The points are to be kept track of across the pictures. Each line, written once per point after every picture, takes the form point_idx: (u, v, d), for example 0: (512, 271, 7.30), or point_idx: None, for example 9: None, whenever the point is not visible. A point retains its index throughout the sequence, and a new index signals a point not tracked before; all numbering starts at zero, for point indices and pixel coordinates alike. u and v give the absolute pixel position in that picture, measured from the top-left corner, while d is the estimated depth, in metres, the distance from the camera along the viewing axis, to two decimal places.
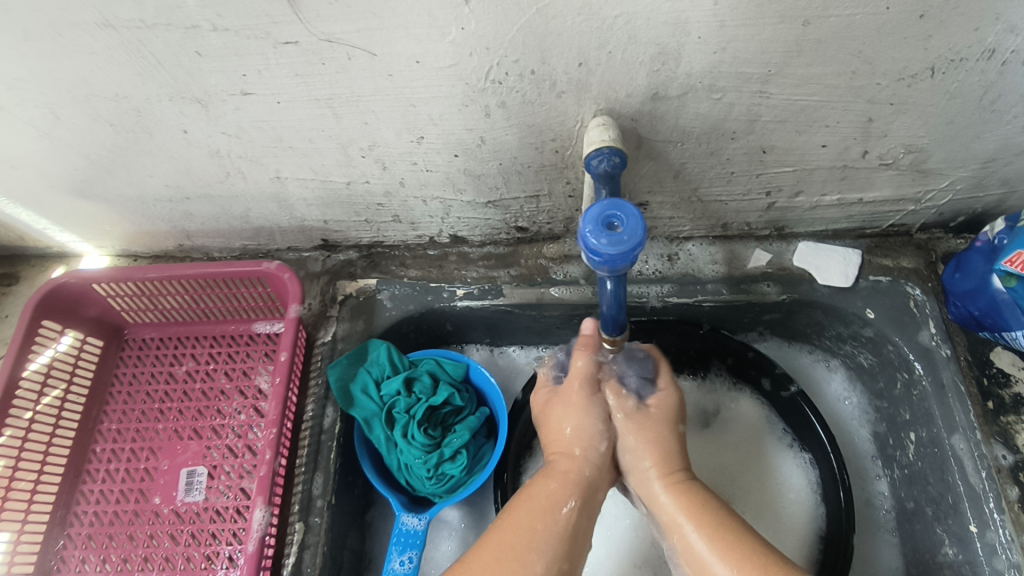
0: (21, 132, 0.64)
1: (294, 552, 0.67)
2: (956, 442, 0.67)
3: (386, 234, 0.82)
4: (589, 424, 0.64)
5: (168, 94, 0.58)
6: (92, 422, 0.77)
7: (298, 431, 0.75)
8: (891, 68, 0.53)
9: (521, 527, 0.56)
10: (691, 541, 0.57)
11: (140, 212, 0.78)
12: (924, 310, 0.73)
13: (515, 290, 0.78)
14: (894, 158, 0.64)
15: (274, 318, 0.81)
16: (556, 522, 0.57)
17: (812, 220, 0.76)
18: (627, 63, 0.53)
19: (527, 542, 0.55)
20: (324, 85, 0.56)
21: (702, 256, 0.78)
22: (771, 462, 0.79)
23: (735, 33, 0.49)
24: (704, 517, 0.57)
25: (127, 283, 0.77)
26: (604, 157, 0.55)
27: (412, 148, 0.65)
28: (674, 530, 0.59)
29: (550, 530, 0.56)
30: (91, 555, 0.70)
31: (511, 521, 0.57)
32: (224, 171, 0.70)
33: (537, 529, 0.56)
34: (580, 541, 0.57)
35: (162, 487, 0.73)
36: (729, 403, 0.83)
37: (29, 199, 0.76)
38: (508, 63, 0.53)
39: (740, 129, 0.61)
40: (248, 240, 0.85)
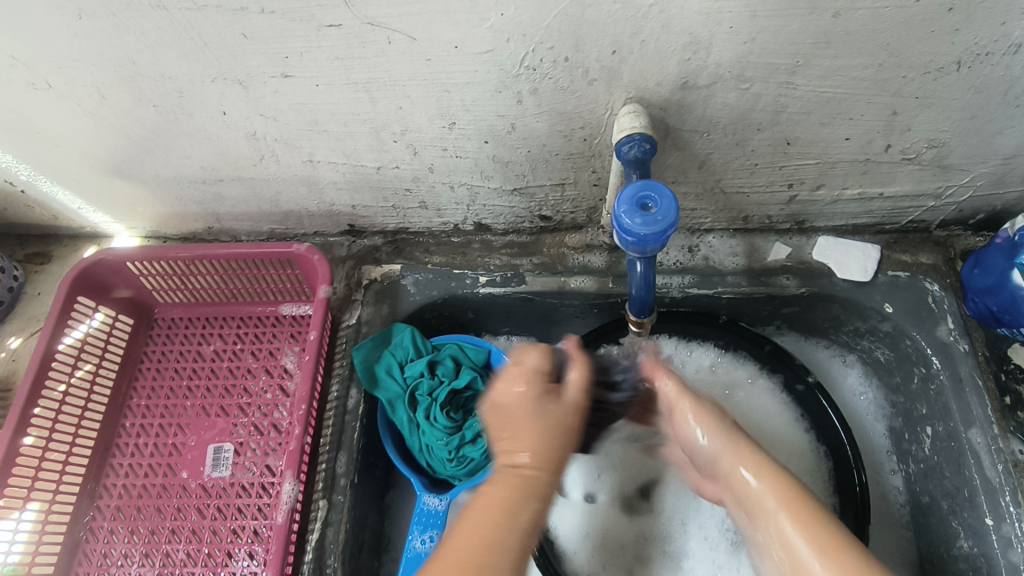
0: (66, 111, 0.66)
1: (318, 528, 0.68)
2: (973, 436, 0.68)
3: (411, 220, 0.84)
4: (547, 423, 0.53)
5: (211, 75, 0.60)
6: (122, 398, 0.79)
7: (323, 411, 0.76)
8: (917, 62, 0.54)
9: (471, 551, 0.46)
10: (783, 531, 0.51)
11: (173, 194, 0.80)
12: (942, 306, 0.74)
13: (537, 279, 0.80)
14: (916, 152, 0.65)
15: (301, 300, 0.83)
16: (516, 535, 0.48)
17: (832, 215, 0.77)
18: (659, 51, 0.54)
19: (486, 561, 0.46)
20: (363, 68, 0.58)
21: (722, 248, 0.79)
22: (798, 449, 0.79)
23: (766, 24, 0.51)
24: (798, 505, 0.51)
25: (160, 262, 0.79)
26: (635, 144, 0.57)
27: (443, 134, 0.67)
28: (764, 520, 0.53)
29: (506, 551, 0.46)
30: (119, 527, 0.71)
31: (464, 541, 0.47)
32: (259, 154, 0.71)
33: (492, 548, 0.46)
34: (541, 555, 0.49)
35: (189, 463, 0.74)
36: (747, 390, 0.82)
37: (68, 178, 0.78)
38: (543, 49, 0.55)
39: (766, 120, 0.62)
40: (276, 224, 0.87)
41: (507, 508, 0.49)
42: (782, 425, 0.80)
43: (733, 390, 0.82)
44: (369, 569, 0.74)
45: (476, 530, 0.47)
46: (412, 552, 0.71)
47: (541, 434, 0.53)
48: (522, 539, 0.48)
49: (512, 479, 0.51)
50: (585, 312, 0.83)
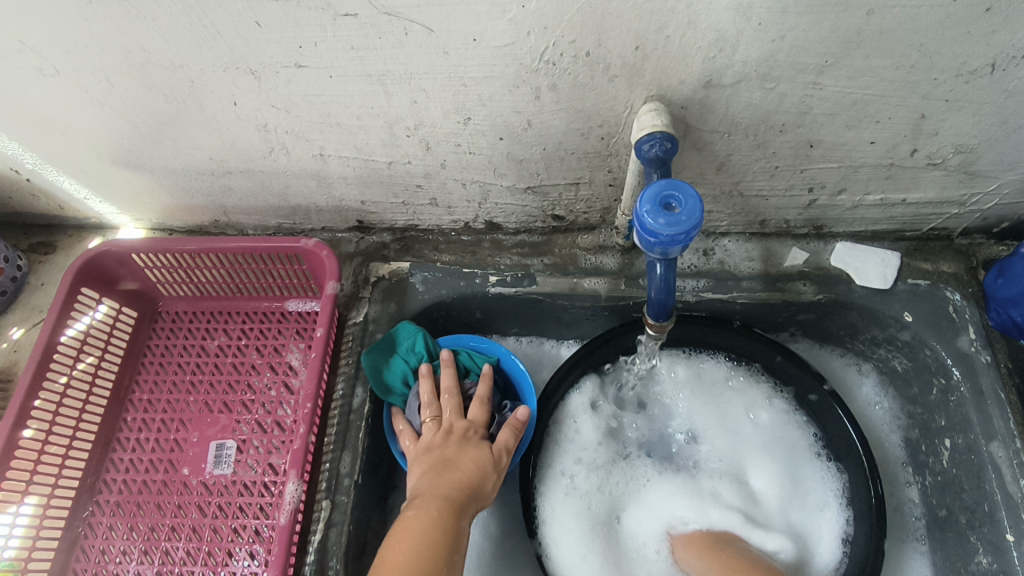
0: (74, 99, 0.65)
1: (321, 529, 0.66)
2: (994, 450, 0.66)
3: (421, 217, 0.82)
4: (478, 454, 0.65)
5: (223, 65, 0.59)
6: (124, 392, 0.78)
7: (328, 409, 0.75)
8: (951, 63, 0.53)
9: (405, 543, 0.55)
10: None
11: (180, 186, 0.79)
12: (963, 315, 0.72)
13: (548, 280, 0.78)
14: (942, 158, 0.64)
15: (308, 296, 0.82)
16: (436, 538, 0.55)
17: (852, 220, 0.75)
18: (684, 49, 0.53)
19: (410, 553, 0.54)
20: (378, 60, 0.57)
21: (738, 253, 0.78)
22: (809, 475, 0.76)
23: (796, 21, 0.49)
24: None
25: (165, 255, 0.77)
26: (656, 143, 0.55)
27: (458, 129, 0.65)
28: None
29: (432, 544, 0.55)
30: (119, 523, 0.70)
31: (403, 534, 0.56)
32: (268, 146, 0.70)
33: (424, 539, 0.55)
34: (464, 554, 0.57)
35: (191, 459, 0.73)
36: (768, 412, 0.79)
37: (74, 167, 0.77)
38: (564, 44, 0.53)
39: (789, 121, 0.60)
40: (283, 218, 0.85)
41: (441, 509, 0.58)
42: (800, 449, 0.77)
43: (752, 411, 0.80)
44: None
45: (415, 522, 0.57)
46: None
47: (464, 468, 0.63)
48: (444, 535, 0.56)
49: (437, 498, 0.59)
50: (596, 314, 0.82)
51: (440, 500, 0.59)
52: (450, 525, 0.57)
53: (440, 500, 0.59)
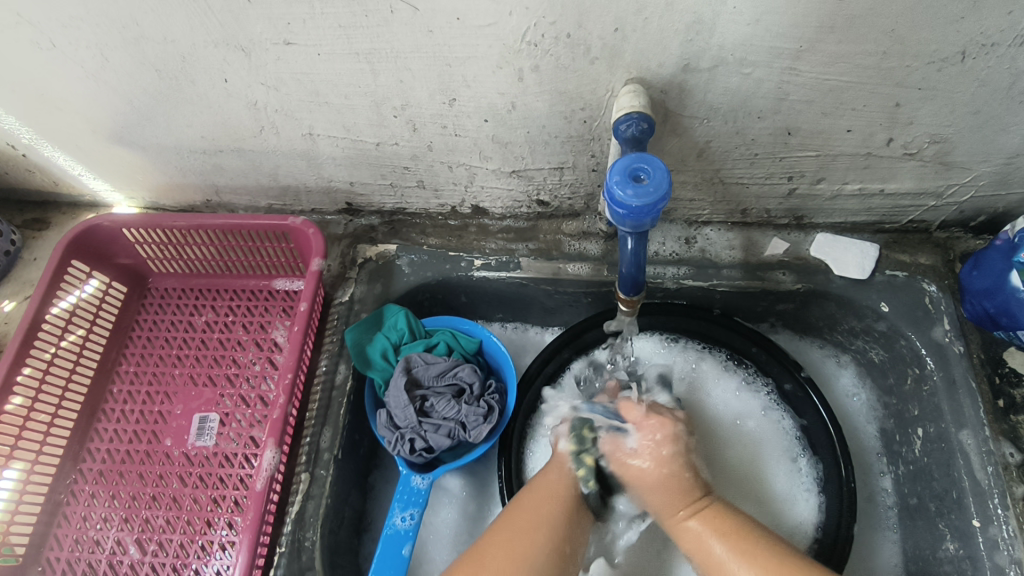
0: (69, 73, 0.66)
1: (299, 501, 0.67)
2: (964, 437, 0.67)
3: (409, 201, 0.83)
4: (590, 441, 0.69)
5: (214, 40, 0.60)
6: (111, 364, 0.79)
7: (311, 385, 0.76)
8: (922, 51, 0.54)
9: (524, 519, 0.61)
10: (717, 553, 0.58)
11: (173, 164, 0.80)
12: (939, 307, 0.73)
13: (532, 264, 0.80)
14: (917, 148, 0.65)
15: (294, 276, 0.83)
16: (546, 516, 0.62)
17: (831, 211, 0.76)
18: (662, 31, 0.54)
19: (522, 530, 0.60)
20: (365, 38, 0.58)
21: (719, 241, 0.79)
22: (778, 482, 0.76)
23: (771, 5, 0.51)
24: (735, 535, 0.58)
25: (156, 230, 0.79)
26: (633, 123, 0.56)
27: (444, 110, 0.66)
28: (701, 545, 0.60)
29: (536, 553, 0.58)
30: (100, 490, 0.71)
31: (502, 539, 0.58)
32: (258, 125, 0.71)
33: (529, 543, 0.58)
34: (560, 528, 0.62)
35: (174, 430, 0.74)
36: (756, 419, 0.80)
37: (69, 143, 0.78)
38: (545, 24, 0.55)
39: (767, 108, 0.61)
40: (273, 200, 0.86)
41: (545, 518, 0.61)
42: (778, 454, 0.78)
43: (741, 418, 0.80)
44: (348, 548, 0.73)
45: (518, 522, 0.60)
46: (391, 530, 0.68)
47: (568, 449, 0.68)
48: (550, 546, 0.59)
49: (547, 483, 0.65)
50: (578, 301, 0.83)
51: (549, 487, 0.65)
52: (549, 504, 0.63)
53: (545, 504, 0.62)
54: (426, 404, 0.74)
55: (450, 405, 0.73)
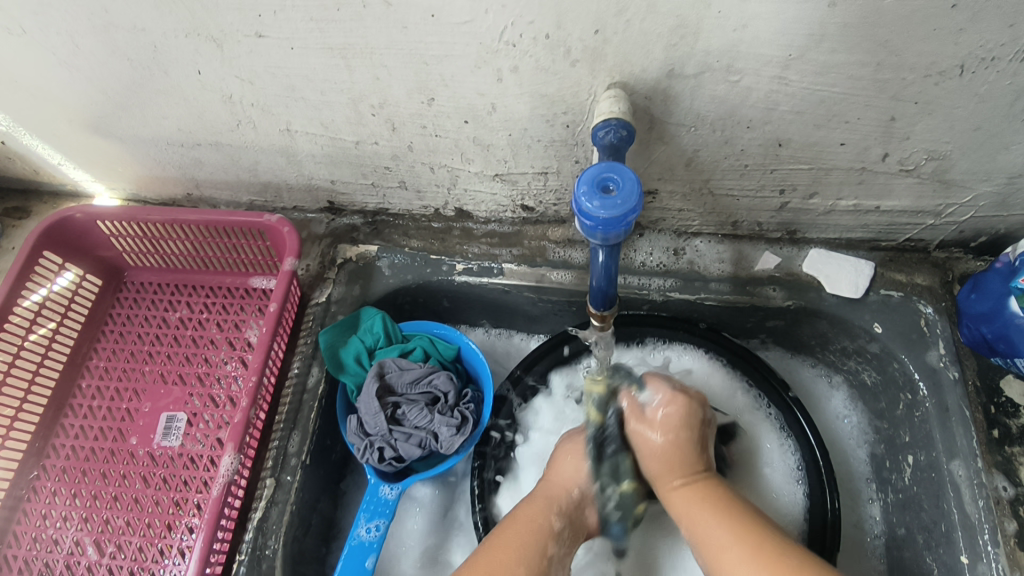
0: (41, 60, 0.65)
1: (262, 507, 0.66)
2: (955, 468, 0.64)
3: (391, 201, 0.81)
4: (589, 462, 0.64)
5: (185, 30, 0.58)
6: (82, 358, 0.78)
7: (282, 387, 0.74)
8: (918, 63, 0.51)
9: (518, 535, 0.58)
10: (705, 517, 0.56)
11: (152, 156, 0.79)
12: (935, 329, 0.70)
13: (515, 272, 0.77)
14: (915, 164, 0.62)
15: (271, 274, 0.81)
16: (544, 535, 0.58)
17: (825, 226, 0.73)
18: (645, 34, 0.51)
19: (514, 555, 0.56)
20: (338, 32, 0.56)
21: (709, 254, 0.76)
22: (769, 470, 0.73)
23: (757, 10, 0.48)
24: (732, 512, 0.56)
25: (132, 224, 0.77)
26: (612, 129, 0.54)
27: (422, 110, 0.64)
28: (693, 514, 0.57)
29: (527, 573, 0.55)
30: (63, 488, 0.69)
31: (492, 552, 0.56)
32: (235, 119, 0.70)
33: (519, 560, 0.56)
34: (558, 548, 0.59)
35: (140, 429, 0.72)
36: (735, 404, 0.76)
37: (46, 131, 0.77)
38: (522, 24, 0.52)
39: (756, 117, 0.59)
40: (255, 195, 0.85)
41: (539, 535, 0.58)
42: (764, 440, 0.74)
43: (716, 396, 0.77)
44: (315, 556, 0.71)
45: (508, 539, 0.57)
46: (356, 541, 0.66)
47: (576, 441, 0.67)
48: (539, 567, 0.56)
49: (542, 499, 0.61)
50: (563, 310, 0.81)
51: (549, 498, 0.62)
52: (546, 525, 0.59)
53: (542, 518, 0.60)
54: (398, 411, 0.72)
55: (422, 413, 0.71)
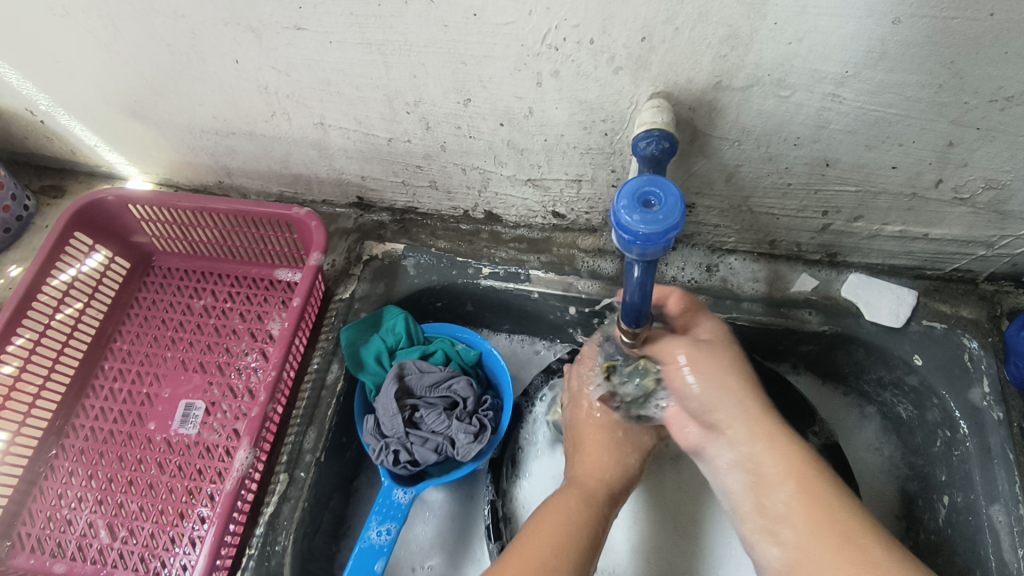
0: (84, 42, 0.65)
1: (274, 502, 0.65)
2: (995, 513, 0.61)
3: (420, 200, 0.80)
4: (611, 458, 0.61)
5: (224, 19, 0.58)
6: (106, 339, 0.78)
7: (301, 382, 0.74)
8: (983, 88, 0.49)
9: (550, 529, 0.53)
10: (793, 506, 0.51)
11: (186, 142, 0.79)
12: (979, 366, 0.67)
13: (542, 279, 0.76)
14: (970, 192, 0.59)
15: (297, 267, 0.80)
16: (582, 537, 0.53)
17: (868, 250, 0.70)
18: (693, 43, 0.49)
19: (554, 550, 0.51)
20: (377, 28, 0.55)
21: (743, 272, 0.73)
22: None
23: (815, 23, 0.46)
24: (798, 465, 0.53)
25: (162, 209, 0.77)
26: (654, 140, 0.52)
27: (458, 110, 0.63)
28: (772, 487, 0.52)
29: (558, 574, 0.49)
30: (79, 469, 0.70)
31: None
32: (270, 110, 0.69)
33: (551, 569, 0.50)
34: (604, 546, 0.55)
35: (159, 415, 0.72)
36: None
37: (85, 112, 0.77)
38: (567, 27, 0.51)
39: (805, 135, 0.56)
40: (285, 186, 0.84)
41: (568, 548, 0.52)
42: None
43: None
44: (324, 554, 0.70)
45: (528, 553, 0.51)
46: (366, 543, 0.65)
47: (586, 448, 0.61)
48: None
49: (573, 492, 0.57)
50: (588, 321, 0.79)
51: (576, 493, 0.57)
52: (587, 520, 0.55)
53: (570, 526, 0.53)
54: (416, 414, 0.71)
55: (439, 418, 0.70)
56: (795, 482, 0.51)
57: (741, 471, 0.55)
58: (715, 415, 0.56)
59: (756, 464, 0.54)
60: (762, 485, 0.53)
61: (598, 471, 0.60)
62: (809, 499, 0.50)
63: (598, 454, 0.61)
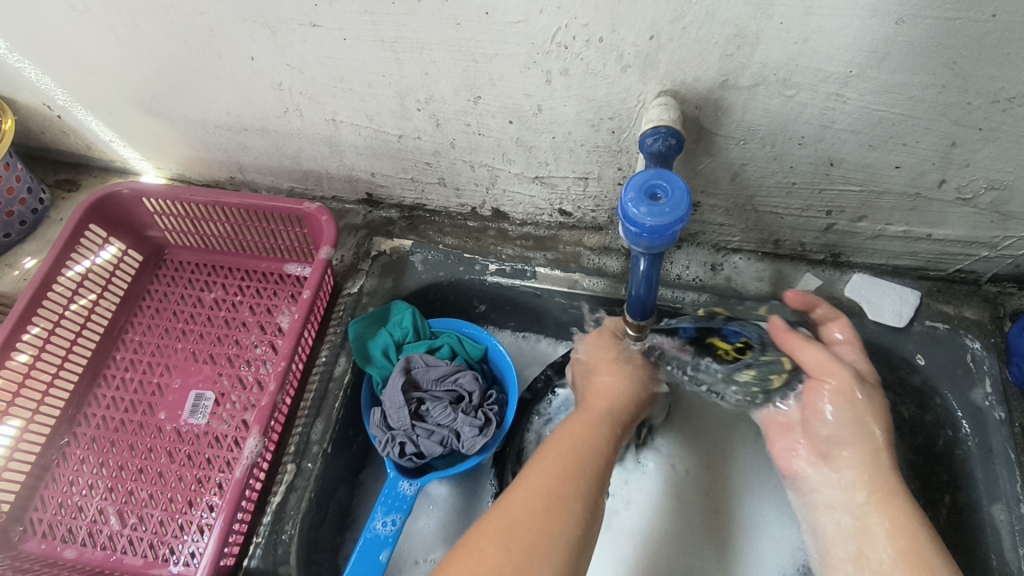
0: (103, 38, 0.66)
1: (281, 492, 0.66)
2: (996, 512, 0.62)
3: (429, 196, 0.81)
4: (625, 388, 0.64)
5: (241, 16, 0.59)
6: (118, 331, 0.79)
7: (309, 374, 0.75)
8: (986, 88, 0.49)
9: (566, 447, 0.55)
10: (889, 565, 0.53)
11: (200, 138, 0.80)
12: (982, 366, 0.67)
13: (548, 276, 0.77)
14: (973, 193, 0.60)
15: (306, 261, 0.82)
16: (595, 457, 0.55)
17: (871, 251, 0.71)
18: (700, 42, 0.50)
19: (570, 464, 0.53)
20: (390, 26, 0.56)
21: (748, 271, 0.74)
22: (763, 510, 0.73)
23: (821, 23, 0.47)
24: (904, 526, 0.54)
25: (176, 203, 0.79)
26: (660, 137, 0.53)
27: (468, 108, 0.64)
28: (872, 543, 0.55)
29: (573, 491, 0.51)
30: (90, 457, 0.71)
31: (531, 491, 0.51)
32: (283, 106, 0.70)
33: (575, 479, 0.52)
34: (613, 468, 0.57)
35: (169, 405, 0.73)
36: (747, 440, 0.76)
37: (101, 108, 0.79)
38: (576, 26, 0.52)
39: (809, 134, 0.57)
40: (296, 182, 0.86)
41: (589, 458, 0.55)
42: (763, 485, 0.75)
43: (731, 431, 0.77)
44: (330, 545, 0.71)
45: (554, 461, 0.53)
46: (370, 533, 0.65)
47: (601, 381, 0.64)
48: (594, 495, 0.52)
49: (587, 418, 0.59)
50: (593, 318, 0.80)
51: (590, 418, 0.59)
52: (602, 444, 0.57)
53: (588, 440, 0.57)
54: (422, 407, 0.72)
55: (445, 411, 0.71)
56: (901, 546, 0.53)
57: (850, 515, 0.58)
58: (842, 450, 0.60)
59: (865, 511, 0.57)
60: (866, 535, 0.56)
61: (608, 395, 0.63)
62: (914, 560, 0.52)
63: (611, 384, 0.64)
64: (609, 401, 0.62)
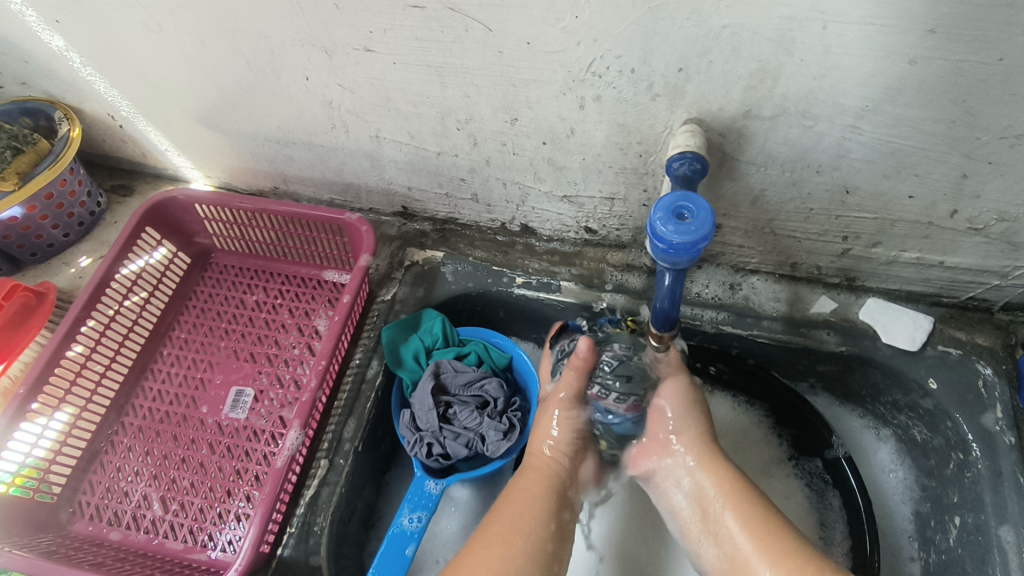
0: (171, 57, 0.72)
1: (315, 485, 0.70)
2: (1004, 533, 0.63)
3: (461, 211, 0.86)
4: (566, 430, 0.68)
5: (301, 40, 0.64)
6: (165, 328, 0.84)
7: (343, 375, 0.79)
8: (993, 125, 0.53)
9: (511, 502, 0.64)
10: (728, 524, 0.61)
11: (250, 150, 0.86)
12: (993, 391, 0.68)
13: (572, 289, 0.80)
14: (984, 224, 0.63)
15: (344, 269, 0.86)
16: (540, 506, 0.63)
17: (886, 276, 0.74)
18: (725, 75, 0.54)
19: (518, 511, 0.62)
20: (438, 52, 0.61)
21: (765, 292, 0.77)
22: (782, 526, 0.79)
23: (838, 61, 0.50)
24: (738, 497, 0.61)
25: (224, 210, 0.84)
26: (686, 162, 0.57)
27: (504, 129, 0.69)
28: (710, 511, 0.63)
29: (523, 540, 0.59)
30: (137, 445, 0.75)
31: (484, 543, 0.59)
32: (331, 123, 0.75)
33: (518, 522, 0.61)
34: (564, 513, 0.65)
35: (211, 399, 0.78)
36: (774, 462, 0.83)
37: (161, 120, 0.85)
38: (610, 57, 0.56)
39: (826, 163, 0.61)
40: (336, 194, 0.91)
41: (541, 497, 0.64)
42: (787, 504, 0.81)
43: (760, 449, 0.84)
44: (356, 540, 0.74)
45: (509, 514, 0.62)
46: (397, 529, 0.69)
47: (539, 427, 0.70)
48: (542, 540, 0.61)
49: (535, 469, 0.67)
50: None
51: (539, 473, 0.66)
52: (547, 493, 0.65)
53: (538, 486, 0.65)
54: (449, 411, 0.75)
55: (472, 415, 0.74)
56: (728, 492, 0.62)
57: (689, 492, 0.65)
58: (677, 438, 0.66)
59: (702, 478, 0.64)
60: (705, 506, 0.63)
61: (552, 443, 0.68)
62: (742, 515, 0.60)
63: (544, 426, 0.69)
64: (547, 456, 0.67)
